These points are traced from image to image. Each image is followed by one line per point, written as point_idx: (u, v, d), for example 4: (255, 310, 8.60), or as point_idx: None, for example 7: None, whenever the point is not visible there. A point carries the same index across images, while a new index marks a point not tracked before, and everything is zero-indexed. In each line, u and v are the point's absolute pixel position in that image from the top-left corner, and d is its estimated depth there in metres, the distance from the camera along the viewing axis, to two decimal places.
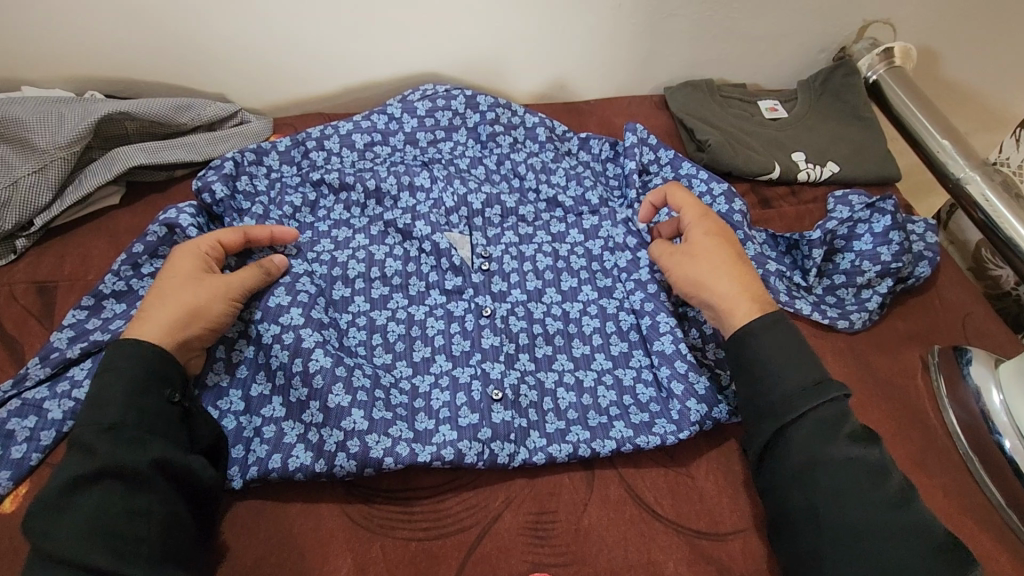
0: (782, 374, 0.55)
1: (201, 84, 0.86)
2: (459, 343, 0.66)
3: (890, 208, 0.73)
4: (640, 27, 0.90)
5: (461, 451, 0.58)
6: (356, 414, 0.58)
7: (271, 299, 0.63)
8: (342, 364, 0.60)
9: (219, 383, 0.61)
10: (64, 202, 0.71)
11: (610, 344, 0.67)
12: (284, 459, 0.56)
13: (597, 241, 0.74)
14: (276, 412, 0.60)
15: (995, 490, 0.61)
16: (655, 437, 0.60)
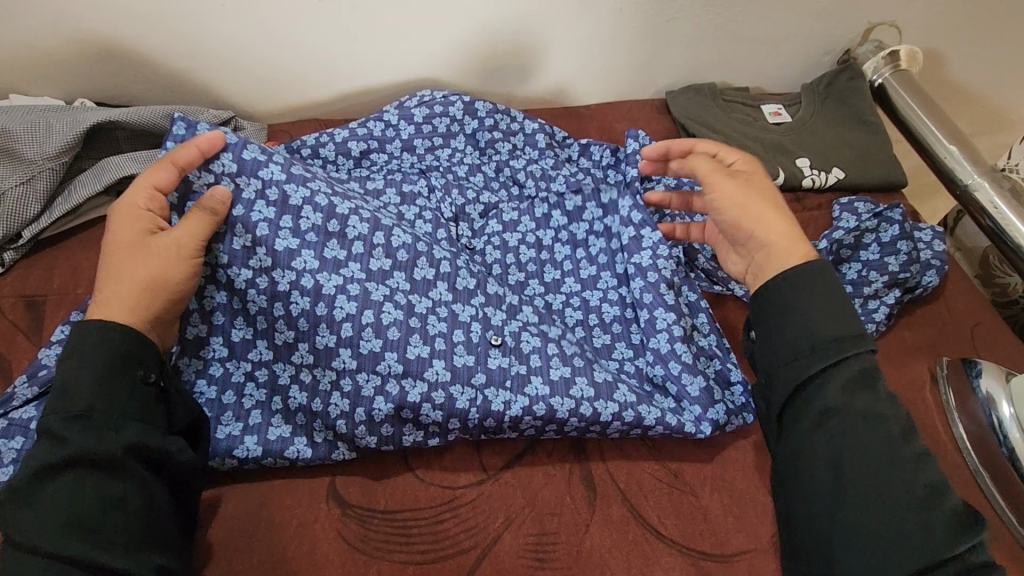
0: (820, 321, 0.53)
1: (194, 91, 0.84)
2: (463, 278, 0.62)
3: (898, 217, 0.73)
4: (641, 31, 0.88)
5: (452, 394, 0.57)
6: (344, 354, 0.57)
7: (233, 241, 0.56)
8: (321, 302, 0.57)
9: (199, 334, 0.58)
10: (53, 214, 0.70)
11: (593, 336, 0.67)
12: (285, 400, 0.58)
13: (581, 225, 0.74)
14: (264, 355, 0.59)
15: (1007, 507, 0.60)
16: (655, 410, 0.60)
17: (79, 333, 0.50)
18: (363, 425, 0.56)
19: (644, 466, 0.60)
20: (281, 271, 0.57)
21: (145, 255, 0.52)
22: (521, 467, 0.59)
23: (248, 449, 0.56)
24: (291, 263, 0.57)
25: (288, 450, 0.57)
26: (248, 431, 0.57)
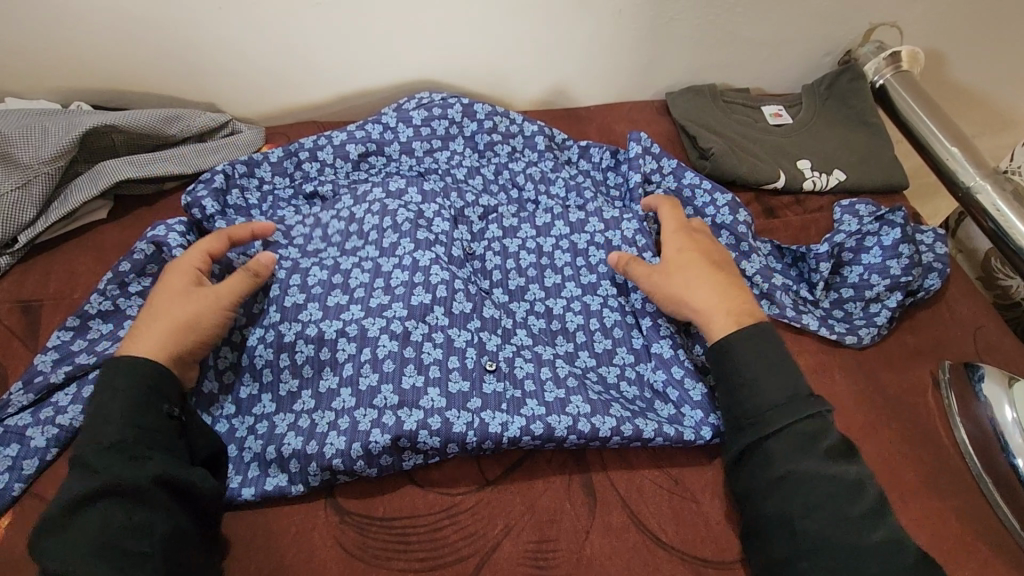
0: (763, 385, 0.55)
1: (191, 93, 0.84)
2: (460, 302, 0.65)
3: (900, 219, 0.71)
4: (642, 32, 0.88)
5: (449, 419, 0.57)
6: (344, 393, 0.59)
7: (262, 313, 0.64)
8: (325, 346, 0.61)
9: (213, 391, 0.60)
10: (49, 217, 0.69)
11: (594, 341, 0.66)
12: (278, 449, 0.56)
13: (583, 235, 0.73)
14: (267, 408, 0.60)
15: (1010, 513, 0.59)
16: (652, 422, 0.59)
17: (110, 371, 0.53)
18: (362, 459, 0.55)
19: (644, 472, 0.59)
20: (296, 314, 0.63)
21: (183, 300, 0.57)
22: (520, 473, 0.58)
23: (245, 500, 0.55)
24: (297, 316, 0.63)
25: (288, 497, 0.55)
26: (245, 486, 0.56)
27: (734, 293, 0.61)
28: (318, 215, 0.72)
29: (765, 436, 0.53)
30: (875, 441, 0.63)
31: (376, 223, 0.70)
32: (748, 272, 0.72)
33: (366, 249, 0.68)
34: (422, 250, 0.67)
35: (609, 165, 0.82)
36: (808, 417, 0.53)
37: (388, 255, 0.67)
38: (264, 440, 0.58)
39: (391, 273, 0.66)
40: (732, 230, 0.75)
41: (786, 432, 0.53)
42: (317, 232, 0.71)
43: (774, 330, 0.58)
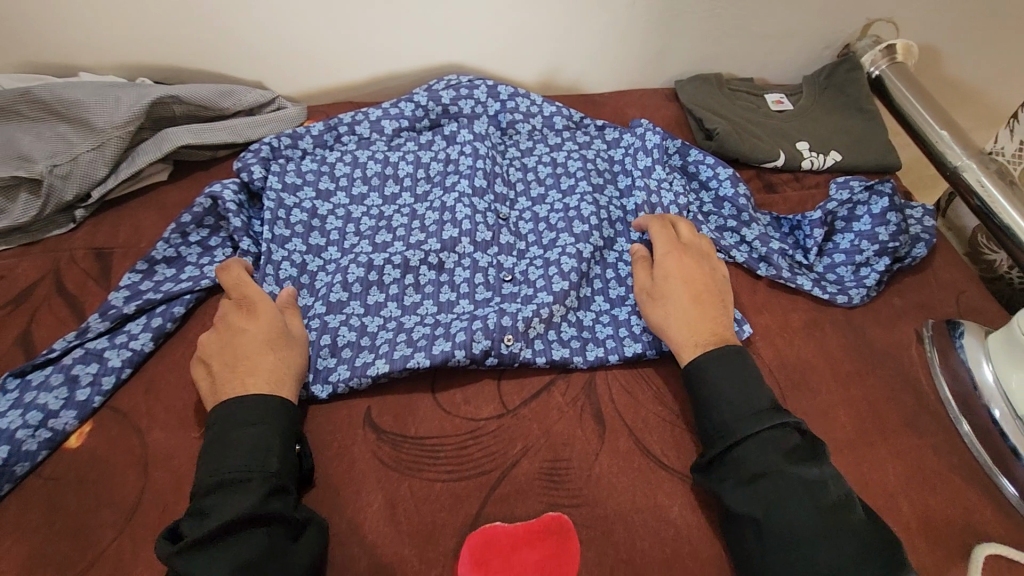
0: (724, 403, 0.60)
1: (241, 73, 0.92)
2: (482, 233, 0.78)
3: (888, 190, 0.76)
4: (652, 24, 0.95)
5: (476, 315, 0.70)
6: (391, 305, 0.71)
7: (313, 238, 0.76)
8: (373, 270, 0.73)
9: (307, 303, 0.71)
10: (118, 176, 0.77)
11: (603, 227, 0.79)
12: (333, 338, 0.68)
13: (591, 150, 0.88)
14: (318, 309, 0.70)
15: (982, 450, 0.65)
16: (628, 306, 0.73)
17: (244, 406, 0.56)
18: (404, 342, 0.67)
19: (648, 405, 0.66)
20: (347, 243, 0.77)
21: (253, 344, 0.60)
22: (536, 375, 0.68)
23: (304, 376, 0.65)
24: (350, 248, 0.76)
25: (333, 375, 0.65)
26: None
27: (708, 316, 0.66)
28: (355, 154, 0.85)
29: (731, 445, 0.57)
30: (859, 387, 0.69)
31: (410, 171, 0.84)
32: (747, 240, 0.80)
33: (402, 193, 0.82)
34: (450, 192, 0.81)
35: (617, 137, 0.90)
36: (772, 426, 0.57)
37: (422, 200, 0.81)
38: (315, 354, 0.66)
39: (424, 215, 0.79)
40: (733, 203, 0.82)
41: (751, 439, 0.57)
42: (356, 171, 0.83)
43: (738, 355, 0.63)
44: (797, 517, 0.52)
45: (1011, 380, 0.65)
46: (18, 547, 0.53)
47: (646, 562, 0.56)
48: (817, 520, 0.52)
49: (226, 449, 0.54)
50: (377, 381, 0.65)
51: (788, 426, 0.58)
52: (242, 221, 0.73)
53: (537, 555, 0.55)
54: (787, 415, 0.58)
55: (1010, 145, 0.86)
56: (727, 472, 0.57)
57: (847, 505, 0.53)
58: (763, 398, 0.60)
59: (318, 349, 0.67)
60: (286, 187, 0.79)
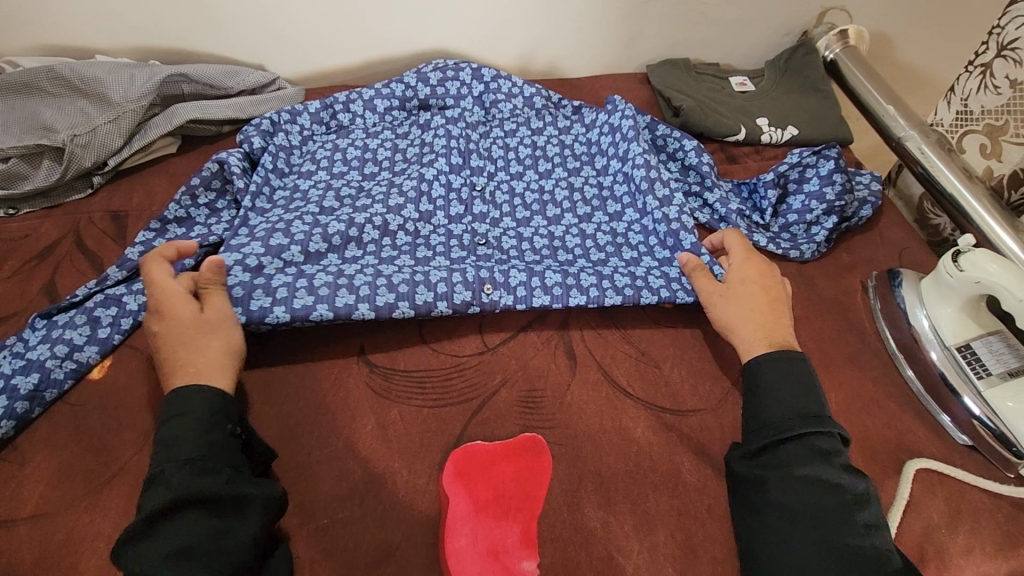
0: (781, 402, 0.60)
1: (244, 56, 0.99)
2: (456, 208, 0.84)
3: (834, 154, 0.85)
4: (623, 12, 1.03)
5: (451, 268, 0.74)
6: (369, 257, 0.75)
7: (297, 204, 0.80)
8: (353, 226, 0.77)
9: (282, 242, 0.73)
10: (132, 147, 0.84)
11: (577, 207, 0.85)
12: (309, 280, 0.70)
13: (568, 135, 0.95)
14: (296, 257, 0.73)
15: (916, 381, 0.72)
16: (609, 266, 0.77)
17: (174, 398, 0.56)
18: (384, 288, 0.70)
19: (616, 344, 0.73)
20: (326, 204, 0.80)
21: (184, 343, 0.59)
22: (508, 328, 0.74)
23: (279, 316, 0.67)
24: (326, 205, 0.80)
25: (313, 313, 0.67)
26: (277, 305, 0.67)
27: (777, 321, 0.67)
28: (336, 142, 0.90)
29: (785, 440, 0.58)
30: (807, 328, 0.76)
31: (388, 155, 0.89)
32: (709, 203, 0.87)
33: (381, 172, 0.87)
34: (428, 168, 0.87)
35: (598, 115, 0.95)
36: (824, 432, 0.57)
37: (400, 174, 0.86)
38: (289, 297, 0.68)
39: (402, 183, 0.85)
40: (698, 170, 0.90)
41: (803, 441, 0.57)
42: (337, 155, 0.88)
43: (801, 360, 0.63)
44: (819, 517, 0.53)
45: (943, 320, 0.72)
46: (48, 461, 0.60)
47: (612, 474, 0.63)
48: (837, 528, 0.53)
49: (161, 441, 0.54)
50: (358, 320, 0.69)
51: (831, 434, 0.58)
52: (247, 189, 0.80)
53: (511, 468, 0.62)
54: (834, 424, 0.58)
55: (948, 117, 0.93)
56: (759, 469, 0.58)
57: (875, 523, 0.54)
58: (819, 403, 0.59)
59: (294, 290, 0.69)
60: (275, 169, 0.85)
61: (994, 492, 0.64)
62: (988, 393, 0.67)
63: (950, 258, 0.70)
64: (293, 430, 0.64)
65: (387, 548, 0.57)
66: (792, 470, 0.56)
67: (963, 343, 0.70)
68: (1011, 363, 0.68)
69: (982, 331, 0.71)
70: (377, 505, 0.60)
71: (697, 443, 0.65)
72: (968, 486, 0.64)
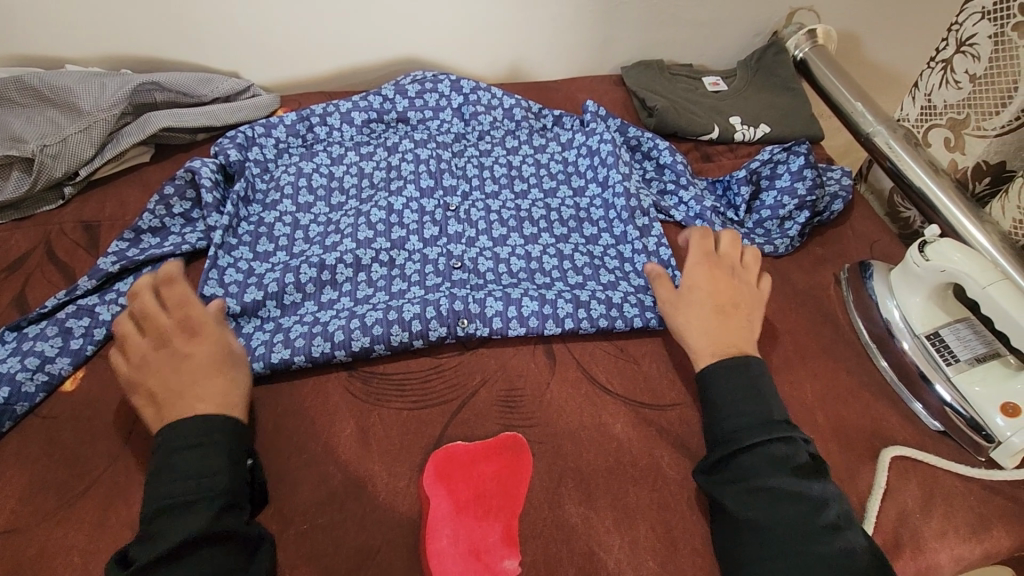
0: (733, 413, 0.60)
1: (218, 64, 0.99)
2: (429, 229, 0.81)
3: (803, 150, 0.86)
4: (597, 15, 1.05)
5: (426, 302, 0.71)
6: (344, 301, 0.73)
7: (260, 244, 0.78)
8: (325, 269, 0.75)
9: (257, 299, 0.72)
10: (104, 156, 0.83)
11: (554, 227, 0.83)
12: (287, 335, 0.68)
13: (544, 154, 0.93)
14: (272, 312, 0.72)
15: (889, 369, 0.73)
16: (586, 291, 0.75)
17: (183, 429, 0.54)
18: (358, 329, 0.68)
19: (596, 344, 0.73)
20: (295, 248, 0.78)
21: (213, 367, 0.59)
22: (482, 351, 0.71)
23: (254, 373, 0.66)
24: (292, 248, 0.78)
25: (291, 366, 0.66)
26: (255, 360, 0.66)
27: (729, 326, 0.66)
28: (300, 165, 0.87)
29: (741, 452, 0.58)
30: (783, 321, 0.77)
31: (355, 182, 0.87)
32: (684, 200, 0.88)
33: (348, 201, 0.84)
34: (396, 195, 0.84)
35: (575, 130, 0.95)
36: (781, 439, 0.57)
37: (367, 202, 0.84)
38: (260, 353, 0.66)
39: (370, 212, 0.82)
40: (673, 169, 0.90)
41: (760, 449, 0.57)
42: (302, 181, 0.85)
43: (756, 365, 0.63)
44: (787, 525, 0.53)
45: (914, 312, 0.73)
46: (20, 475, 0.59)
47: (592, 470, 0.63)
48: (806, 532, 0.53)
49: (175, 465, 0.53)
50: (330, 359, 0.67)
51: (795, 442, 0.58)
52: (214, 201, 0.78)
53: (493, 467, 0.62)
54: (793, 429, 0.59)
55: (913, 111, 0.95)
56: (724, 480, 0.58)
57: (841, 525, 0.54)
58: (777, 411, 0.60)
59: (270, 344, 0.68)
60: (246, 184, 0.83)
61: (966, 476, 0.65)
62: (956, 379, 0.68)
63: (917, 248, 0.71)
64: (271, 436, 0.64)
65: (368, 551, 0.57)
66: (753, 480, 0.56)
67: (932, 331, 0.71)
68: (979, 349, 0.69)
69: (950, 319, 0.72)
70: (357, 509, 0.59)
71: (677, 437, 0.66)
72: (942, 471, 0.65)
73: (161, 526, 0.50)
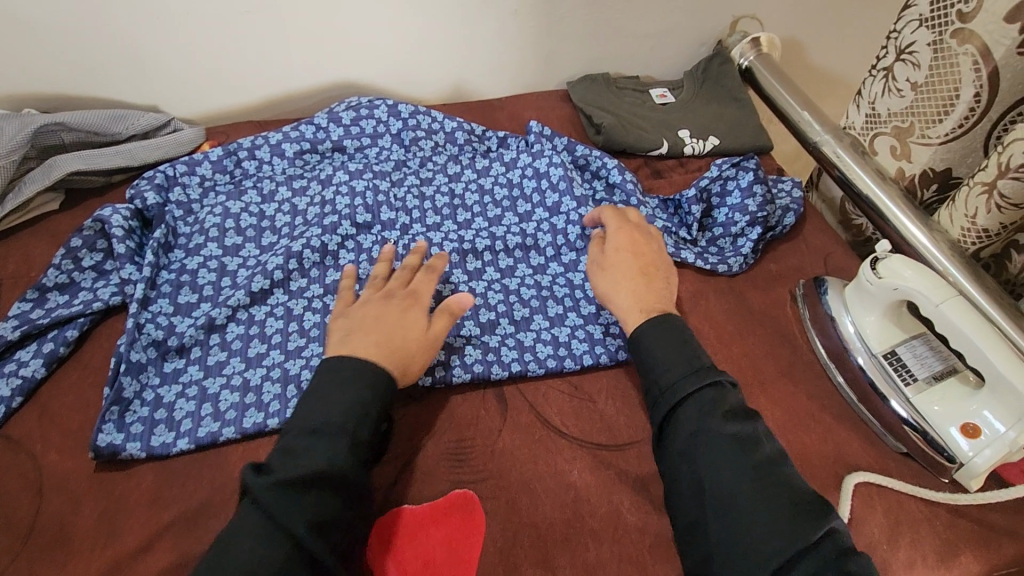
0: (662, 368, 0.62)
1: (134, 97, 0.92)
2: (365, 269, 0.77)
3: (752, 165, 0.85)
4: (538, 30, 1.01)
5: None
6: (273, 353, 0.68)
7: (181, 296, 0.72)
8: (255, 325, 0.70)
9: (177, 366, 0.66)
10: (4, 207, 0.76)
11: (498, 259, 0.79)
12: (214, 406, 0.64)
13: (488, 179, 0.88)
14: (194, 375, 0.66)
15: (849, 390, 0.71)
16: (532, 331, 0.72)
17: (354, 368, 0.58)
18: (293, 394, 0.65)
19: (549, 383, 0.70)
20: (221, 297, 0.72)
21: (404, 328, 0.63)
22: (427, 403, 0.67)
23: (133, 455, 0.60)
24: (219, 298, 0.72)
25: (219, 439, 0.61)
26: (180, 438, 0.61)
27: (650, 288, 0.69)
28: (226, 205, 0.81)
29: (677, 403, 0.59)
30: (740, 346, 0.75)
31: (288, 221, 0.81)
32: None
33: (279, 241, 0.79)
34: (330, 233, 0.79)
35: (520, 152, 0.91)
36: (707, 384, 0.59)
37: (298, 238, 0.78)
38: (146, 433, 0.61)
39: (302, 253, 0.76)
40: (622, 189, 0.87)
41: (690, 400, 0.59)
42: (228, 222, 0.79)
43: (678, 321, 0.65)
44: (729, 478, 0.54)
45: (867, 327, 0.71)
46: None
47: (548, 524, 0.59)
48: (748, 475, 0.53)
49: (323, 397, 0.57)
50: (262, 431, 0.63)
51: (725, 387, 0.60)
52: (127, 254, 0.72)
53: (443, 533, 0.58)
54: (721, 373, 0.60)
55: (859, 119, 0.94)
56: (669, 441, 0.59)
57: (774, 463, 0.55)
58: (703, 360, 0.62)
59: (152, 425, 0.62)
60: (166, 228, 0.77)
61: (929, 499, 0.63)
62: (915, 399, 0.67)
63: (869, 265, 0.70)
64: (192, 516, 0.57)
65: None
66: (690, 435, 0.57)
67: (889, 350, 0.70)
68: (936, 367, 0.68)
69: (906, 335, 0.71)
70: None
71: (636, 479, 0.63)
72: (906, 495, 0.63)
73: (307, 445, 0.53)
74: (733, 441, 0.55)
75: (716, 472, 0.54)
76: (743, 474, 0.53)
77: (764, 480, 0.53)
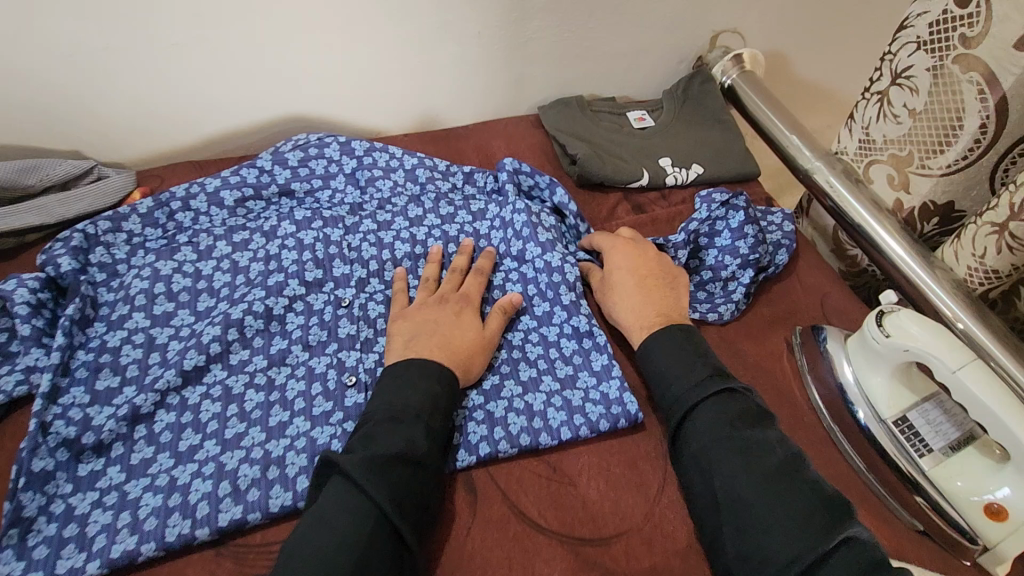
0: (671, 379, 0.61)
1: (52, 142, 0.82)
2: (315, 335, 0.68)
3: (742, 204, 0.78)
4: (505, 53, 0.93)
5: (313, 437, 0.61)
6: (208, 444, 0.60)
7: (99, 381, 0.63)
8: (188, 412, 0.62)
9: (94, 468, 0.58)
10: None
11: None
12: (135, 515, 0.55)
13: (453, 225, 0.79)
14: (114, 479, 0.57)
15: (856, 455, 0.64)
16: (504, 401, 0.64)
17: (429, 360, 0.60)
18: (228, 498, 0.56)
19: (526, 466, 0.62)
20: (148, 378, 0.63)
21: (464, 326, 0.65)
22: None
23: None
24: (145, 381, 0.63)
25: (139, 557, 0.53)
26: (92, 559, 0.53)
27: (651, 300, 0.68)
28: (155, 265, 0.71)
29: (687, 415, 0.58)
30: None
31: (228, 280, 0.72)
32: None
33: (217, 305, 0.70)
34: (274, 295, 0.70)
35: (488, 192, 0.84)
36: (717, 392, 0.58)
37: (237, 303, 0.69)
38: (50, 558, 0.52)
39: (241, 320, 0.67)
40: None
41: (699, 411, 0.57)
42: (158, 286, 0.70)
43: (684, 329, 0.64)
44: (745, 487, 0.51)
45: (871, 383, 0.65)
46: None
47: None
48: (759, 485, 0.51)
49: (409, 378, 0.59)
50: (191, 543, 0.55)
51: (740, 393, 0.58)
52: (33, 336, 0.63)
53: None
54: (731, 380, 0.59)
55: (852, 144, 0.87)
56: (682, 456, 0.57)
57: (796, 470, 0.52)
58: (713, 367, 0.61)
59: (61, 545, 0.53)
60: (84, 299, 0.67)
61: None
62: (933, 472, 0.60)
63: (875, 320, 0.63)
64: None
65: None
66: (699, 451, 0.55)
67: (900, 416, 0.63)
68: (951, 434, 0.62)
69: (917, 396, 0.64)
70: None
71: None
72: None
73: (394, 419, 0.55)
74: (743, 448, 0.53)
75: (727, 479, 0.52)
76: (752, 485, 0.51)
77: (777, 491, 0.50)
